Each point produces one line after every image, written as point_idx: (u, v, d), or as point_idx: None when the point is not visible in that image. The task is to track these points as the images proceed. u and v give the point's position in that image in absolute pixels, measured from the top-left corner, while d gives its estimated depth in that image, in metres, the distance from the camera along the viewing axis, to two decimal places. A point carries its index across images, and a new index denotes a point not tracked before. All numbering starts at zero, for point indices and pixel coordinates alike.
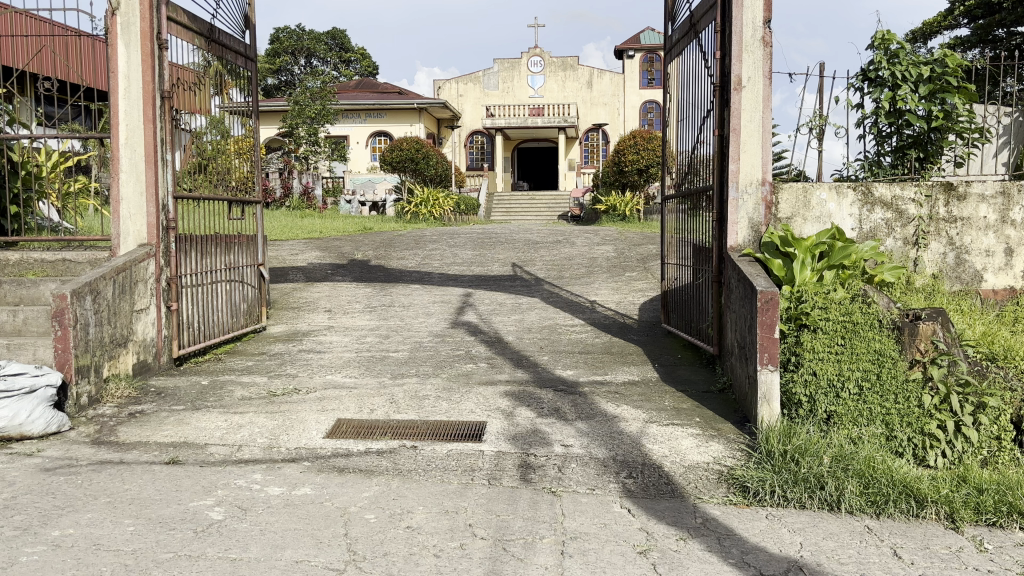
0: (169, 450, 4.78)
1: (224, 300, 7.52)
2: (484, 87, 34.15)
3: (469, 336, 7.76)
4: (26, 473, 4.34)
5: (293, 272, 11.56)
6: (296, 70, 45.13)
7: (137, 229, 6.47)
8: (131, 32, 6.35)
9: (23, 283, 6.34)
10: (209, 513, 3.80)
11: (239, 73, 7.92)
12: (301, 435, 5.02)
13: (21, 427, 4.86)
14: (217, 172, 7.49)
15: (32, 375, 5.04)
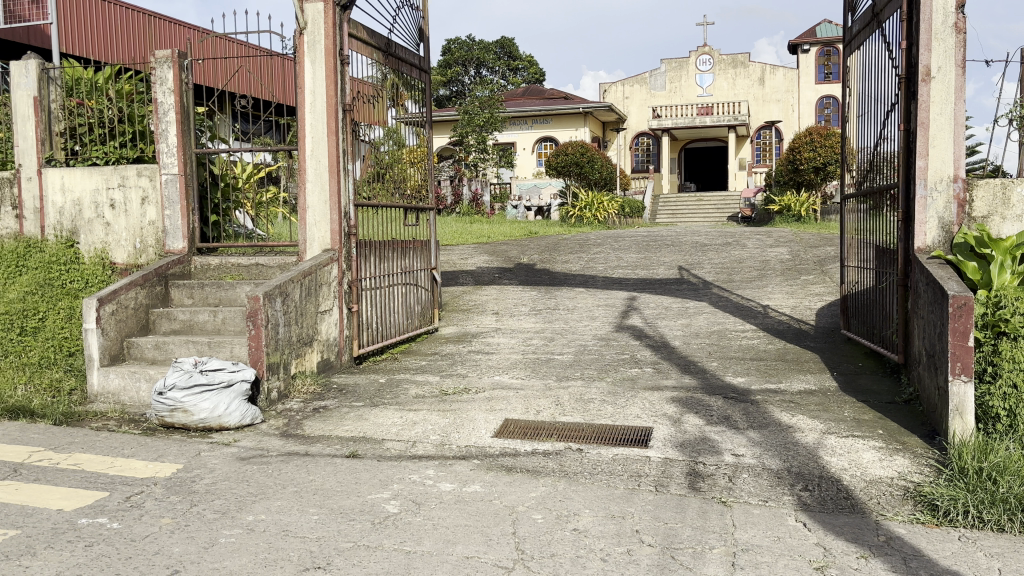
0: (349, 444, 5.05)
1: (399, 302, 7.85)
2: (651, 88, 33.79)
3: (635, 340, 7.70)
4: (225, 461, 4.72)
5: (462, 275, 11.90)
6: (466, 80, 46.44)
7: (321, 235, 6.90)
8: (317, 49, 6.78)
9: (222, 286, 6.87)
10: (386, 506, 3.97)
11: (414, 85, 8.27)
12: (470, 433, 5.16)
13: (221, 417, 5.28)
14: (393, 180, 7.85)
15: (229, 371, 5.44)
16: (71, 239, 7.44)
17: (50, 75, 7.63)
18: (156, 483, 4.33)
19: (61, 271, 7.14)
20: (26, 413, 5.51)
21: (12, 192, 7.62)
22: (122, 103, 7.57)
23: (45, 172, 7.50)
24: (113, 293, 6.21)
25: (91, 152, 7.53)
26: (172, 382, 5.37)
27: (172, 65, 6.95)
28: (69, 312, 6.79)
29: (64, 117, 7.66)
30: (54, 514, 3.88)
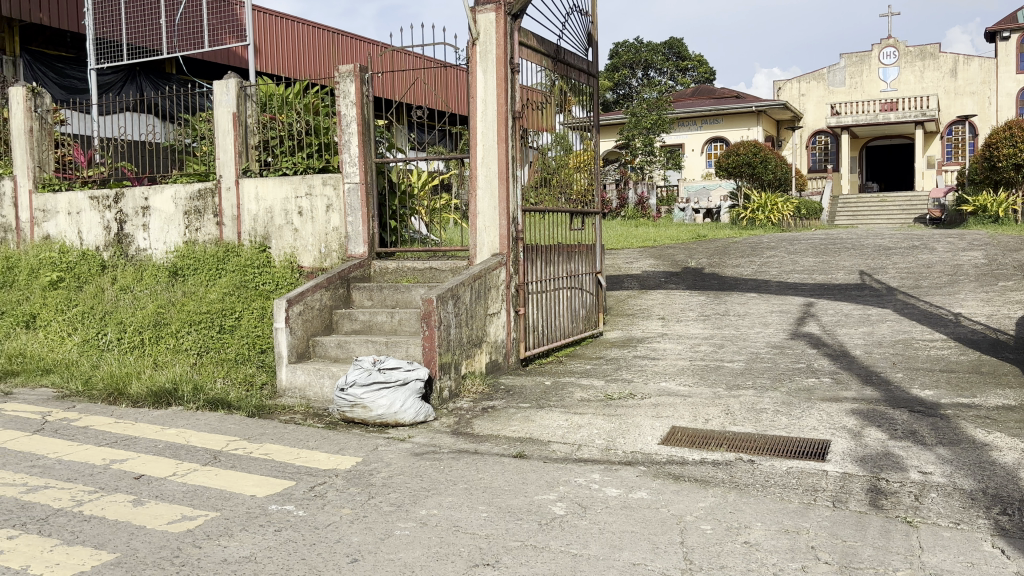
0: (517, 444, 5.14)
1: (565, 305, 7.93)
2: (829, 85, 32.26)
3: (812, 348, 7.37)
4: (400, 456, 4.93)
5: (629, 279, 11.83)
6: (634, 83, 46.09)
7: (491, 240, 7.07)
8: (489, 59, 6.95)
9: (398, 288, 7.18)
10: (552, 508, 4.01)
11: (582, 90, 8.32)
12: (636, 439, 5.12)
13: (397, 414, 5.52)
14: (559, 185, 7.92)
15: (404, 369, 5.69)
16: (264, 244, 8.01)
17: (247, 92, 8.22)
18: (337, 475, 4.57)
19: (254, 274, 7.74)
20: (224, 404, 5.98)
21: (214, 202, 8.25)
22: (310, 117, 8.08)
23: (242, 182, 8.10)
24: (300, 295, 6.62)
25: (282, 163, 8.07)
26: (353, 379, 5.66)
27: (355, 78, 7.36)
28: (261, 312, 7.26)
29: (259, 131, 8.25)
30: (248, 499, 4.19)
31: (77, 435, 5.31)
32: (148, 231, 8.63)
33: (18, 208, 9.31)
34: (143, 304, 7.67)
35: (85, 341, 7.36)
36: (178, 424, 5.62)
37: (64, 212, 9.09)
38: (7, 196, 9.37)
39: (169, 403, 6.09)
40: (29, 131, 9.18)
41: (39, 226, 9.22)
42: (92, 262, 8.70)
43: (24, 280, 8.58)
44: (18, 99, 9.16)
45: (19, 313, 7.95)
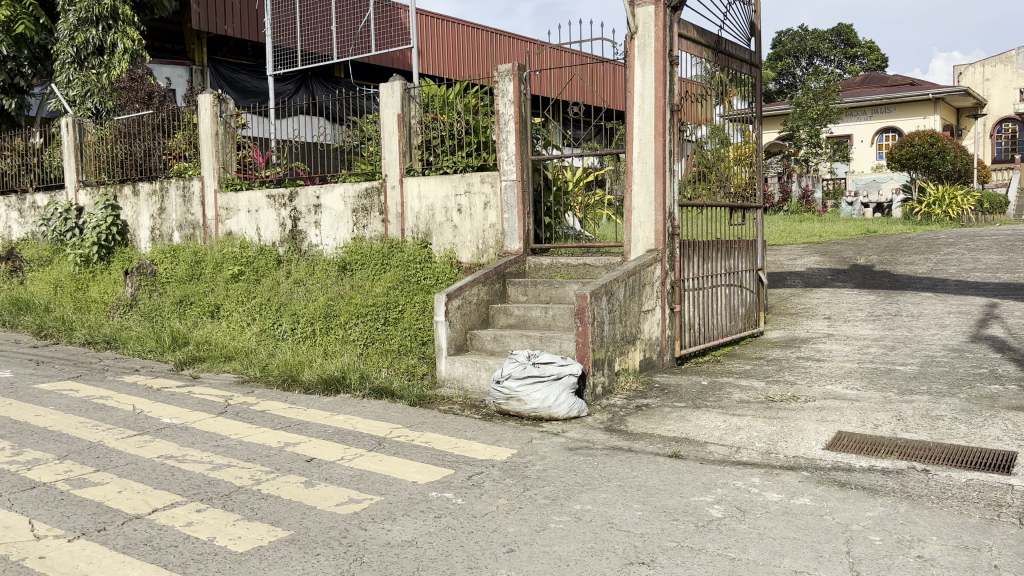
0: (672, 444, 5.07)
1: (723, 303, 7.75)
2: (1018, 68, 29.87)
3: (995, 353, 6.84)
4: (555, 450, 4.97)
5: (792, 277, 11.40)
6: (798, 72, 44.25)
7: (646, 236, 6.99)
8: (647, 52, 6.87)
9: (553, 284, 7.22)
10: (710, 510, 3.93)
11: (742, 80, 8.10)
12: (799, 443, 4.93)
13: (551, 408, 5.57)
14: (718, 178, 7.73)
15: (558, 364, 5.75)
16: (425, 240, 8.27)
17: (411, 93, 8.53)
18: (493, 466, 4.67)
19: (416, 269, 8.02)
20: (388, 393, 6.25)
21: (380, 200, 8.59)
22: (469, 116, 8.27)
23: (406, 181, 8.39)
24: (459, 289, 6.79)
25: (443, 162, 8.31)
26: (508, 372, 5.76)
27: (513, 77, 7.48)
28: (423, 306, 7.51)
29: (421, 131, 8.52)
30: (410, 485, 4.36)
31: (256, 418, 5.70)
32: (319, 227, 9.11)
33: (205, 207, 10.04)
34: (315, 297, 8.11)
35: (263, 331, 7.90)
36: (345, 410, 5.92)
37: (245, 210, 9.71)
38: (196, 195, 10.12)
39: (338, 390, 6.42)
40: (216, 135, 9.88)
41: (222, 223, 9.91)
42: (269, 256, 9.28)
43: (210, 273, 9.28)
44: (206, 105, 9.86)
45: (205, 304, 8.63)
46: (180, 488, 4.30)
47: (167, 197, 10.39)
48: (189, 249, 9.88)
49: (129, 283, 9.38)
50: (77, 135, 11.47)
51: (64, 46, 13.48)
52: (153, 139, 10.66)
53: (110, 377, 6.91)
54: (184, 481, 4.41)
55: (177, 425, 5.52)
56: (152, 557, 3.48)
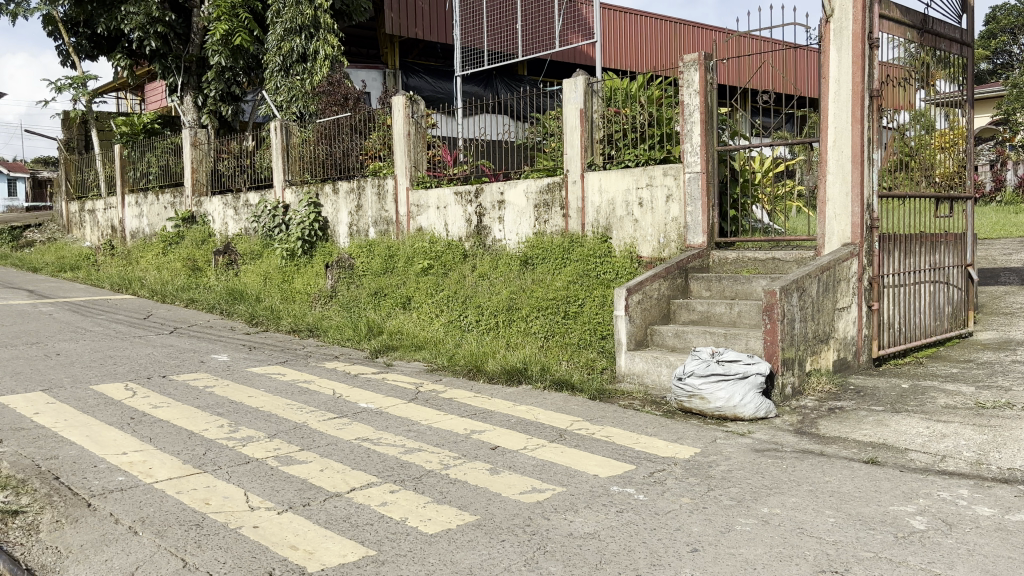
0: (869, 449, 4.79)
1: (926, 301, 7.25)
2: None
3: None
4: (740, 451, 4.83)
5: (1007, 273, 10.45)
6: (1015, 50, 40.51)
7: (841, 229, 6.63)
8: (844, 35, 6.51)
9: (738, 279, 7.01)
10: (911, 521, 3.69)
11: (948, 61, 7.52)
12: (1015, 455, 4.53)
13: (736, 408, 5.42)
14: (922, 167, 7.22)
15: (744, 363, 5.58)
16: (606, 235, 8.26)
17: (594, 88, 8.55)
18: (676, 464, 4.61)
19: (596, 264, 8.04)
20: (569, 386, 6.31)
21: (561, 195, 8.68)
22: (653, 108, 8.18)
23: (587, 175, 8.42)
24: (640, 284, 6.74)
25: (625, 156, 8.25)
26: (691, 369, 5.66)
27: (698, 67, 7.32)
28: (602, 300, 7.50)
29: (603, 125, 8.51)
30: (592, 479, 4.38)
31: (443, 406, 5.93)
32: (503, 223, 9.32)
33: (397, 203, 10.54)
34: (499, 290, 8.32)
35: (450, 322, 8.21)
36: (528, 401, 6.04)
37: (434, 206, 10.09)
38: (389, 193, 10.63)
39: (520, 381, 6.56)
40: (407, 135, 10.32)
41: (413, 219, 10.36)
42: (456, 250, 9.60)
43: (401, 266, 9.74)
44: (399, 107, 10.31)
45: (397, 296, 9.08)
46: (375, 469, 4.55)
47: (364, 194, 10.98)
48: (383, 243, 10.40)
49: (330, 276, 10.01)
50: (284, 137, 12.34)
51: (273, 56, 14.59)
52: (351, 139, 11.29)
53: (312, 362, 7.42)
54: (379, 463, 4.66)
55: (372, 409, 5.84)
56: (351, 533, 3.70)
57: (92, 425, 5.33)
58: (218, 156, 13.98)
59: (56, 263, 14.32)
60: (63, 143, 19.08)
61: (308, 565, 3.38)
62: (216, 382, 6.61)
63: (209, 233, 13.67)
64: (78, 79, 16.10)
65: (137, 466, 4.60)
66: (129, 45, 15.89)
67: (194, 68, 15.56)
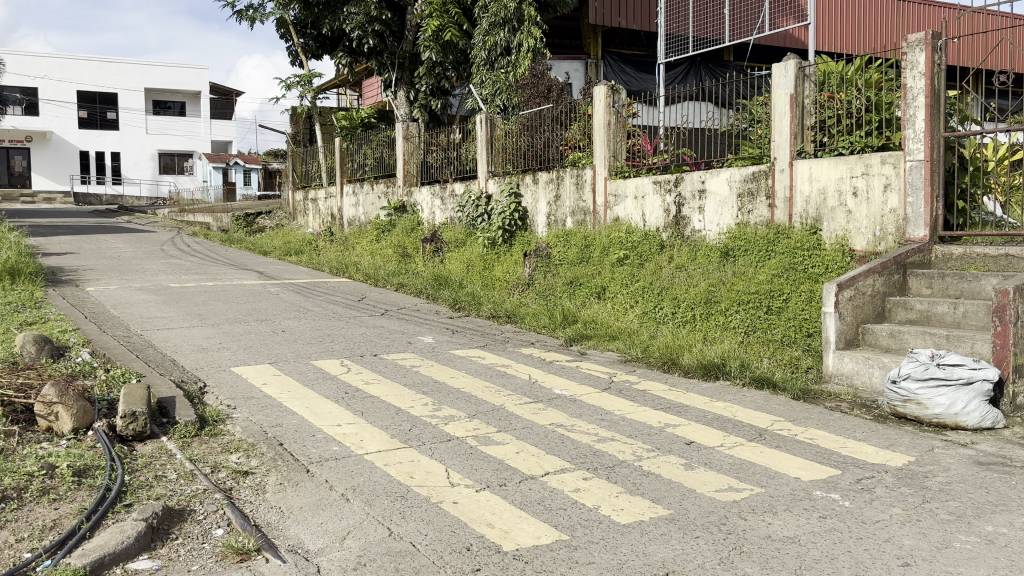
0: None
1: None
2: None
3: None
4: (962, 462, 4.46)
5: None
6: None
7: None
8: None
9: (964, 278, 6.43)
10: None
11: None
12: None
13: (958, 416, 5.02)
14: None
15: (969, 368, 5.14)
16: (816, 226, 7.85)
17: (806, 72, 8.15)
18: (887, 471, 4.33)
19: (803, 257, 7.69)
20: (769, 384, 6.10)
21: (766, 184, 8.34)
22: (871, 92, 7.68)
23: (796, 164, 8.04)
24: (852, 279, 6.36)
25: (838, 143, 7.80)
26: (907, 371, 5.28)
27: (925, 46, 6.80)
28: (809, 295, 7.16)
29: (815, 111, 8.10)
30: (793, 481, 4.20)
31: (638, 397, 5.90)
32: (704, 213, 9.09)
33: (596, 193, 10.56)
34: (697, 282, 8.16)
35: (645, 314, 8.14)
36: (725, 397, 5.89)
37: (632, 196, 10.02)
38: (588, 183, 10.68)
39: (717, 376, 6.42)
40: (608, 124, 10.29)
41: (611, 208, 10.34)
42: (653, 241, 9.48)
43: (598, 257, 9.77)
44: (601, 96, 10.30)
45: (593, 285, 9.13)
46: (569, 456, 4.61)
47: (563, 184, 11.09)
48: (580, 233, 10.45)
49: (528, 265, 10.21)
50: (489, 129, 12.68)
51: (479, 50, 15.04)
52: (552, 129, 11.44)
53: (510, 348, 7.62)
54: (573, 450, 4.72)
55: (567, 396, 5.92)
56: (545, 516, 3.78)
57: (311, 397, 5.77)
58: (427, 148, 14.64)
59: (283, 247, 15.60)
60: (291, 137, 20.71)
61: (504, 544, 3.49)
62: (422, 362, 6.95)
63: (417, 221, 14.35)
64: (304, 76, 17.39)
65: (350, 437, 4.93)
66: (350, 43, 16.98)
67: (407, 64, 16.38)
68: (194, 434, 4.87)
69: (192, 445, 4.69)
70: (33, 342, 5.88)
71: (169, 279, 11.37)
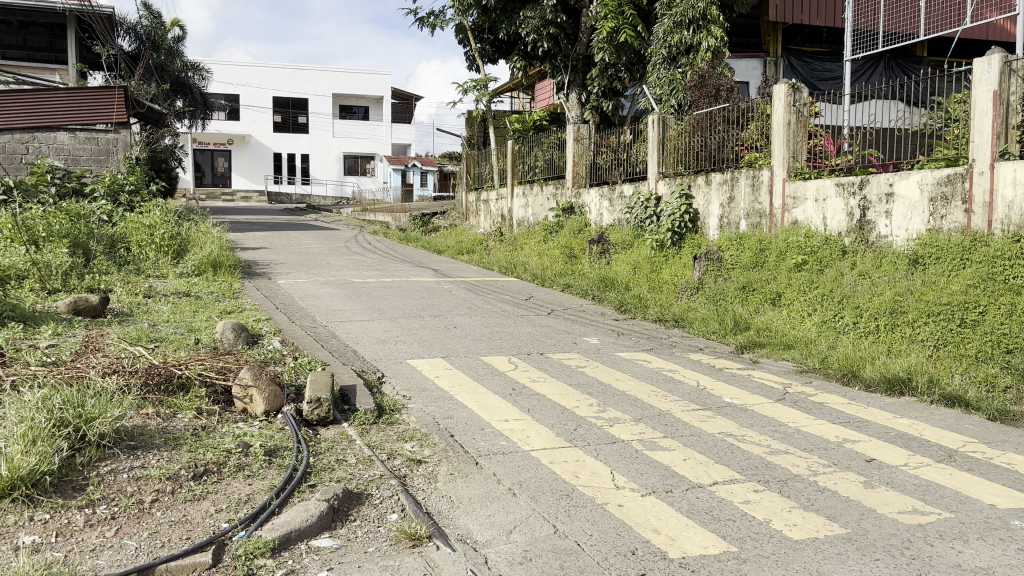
0: None
1: None
2: None
3: None
4: None
5: None
6: None
7: None
8: None
9: None
10: None
11: None
12: None
13: None
14: None
15: None
16: (1020, 234, 7.14)
17: (1012, 67, 7.52)
18: None
19: (1005, 267, 7.02)
20: (962, 402, 5.68)
21: (963, 187, 7.73)
22: None
23: (997, 165, 7.40)
24: None
25: None
26: None
27: None
28: (1010, 308, 6.59)
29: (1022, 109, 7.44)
30: (987, 508, 3.89)
31: (814, 409, 5.65)
32: (891, 217, 8.57)
33: (772, 195, 10.19)
34: (882, 291, 7.71)
35: (824, 323, 7.81)
36: (911, 414, 5.54)
37: (813, 198, 9.58)
38: (764, 185, 10.33)
39: (903, 392, 6.05)
40: (787, 124, 9.88)
41: (789, 211, 9.94)
42: (834, 246, 9.03)
43: (773, 262, 9.44)
44: (780, 95, 9.87)
45: (767, 291, 8.84)
46: (739, 466, 4.49)
47: (737, 186, 10.79)
48: (755, 236, 10.12)
49: (698, 268, 10.01)
50: (661, 130, 12.53)
51: (658, 48, 14.89)
52: (727, 129, 11.14)
53: (678, 353, 7.50)
54: (743, 460, 4.59)
55: (737, 405, 5.76)
56: (712, 526, 3.70)
57: (480, 392, 5.92)
58: (597, 150, 14.67)
59: (455, 246, 16.09)
60: (466, 139, 21.34)
61: (670, 551, 3.44)
62: (588, 363, 6.98)
63: (585, 223, 14.38)
64: (481, 81, 17.84)
65: (518, 433, 5.02)
66: (525, 47, 17.28)
67: (580, 66, 16.47)
68: (373, 422, 5.12)
69: (371, 432, 4.93)
70: (232, 330, 6.37)
71: (351, 275, 12.01)
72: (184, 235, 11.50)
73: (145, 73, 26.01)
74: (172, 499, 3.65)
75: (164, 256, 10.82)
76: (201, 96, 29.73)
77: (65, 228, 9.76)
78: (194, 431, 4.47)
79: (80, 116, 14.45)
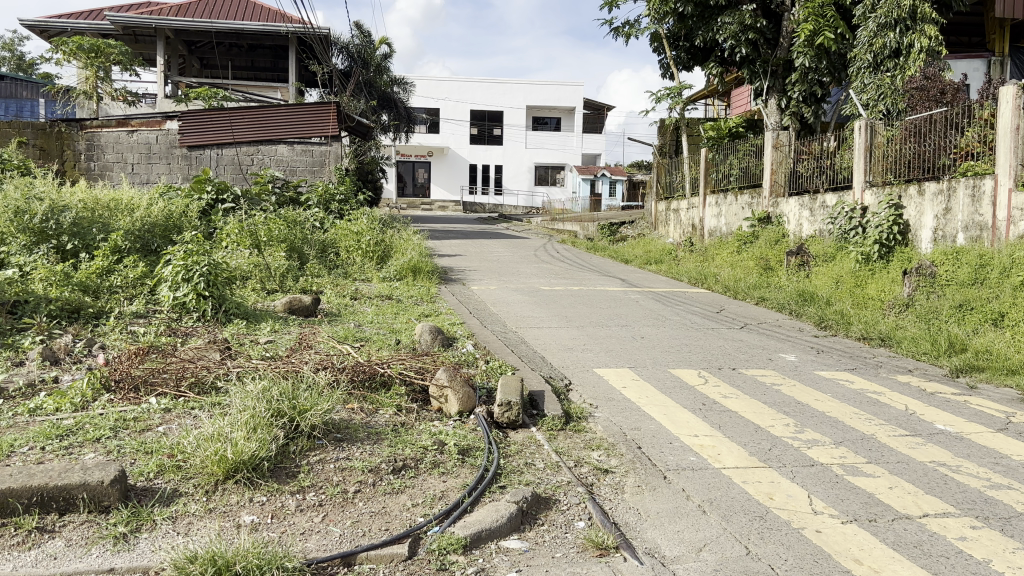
0: None
1: None
2: None
3: None
4: None
5: None
6: None
7: None
8: None
9: None
10: None
11: None
12: None
13: None
14: None
15: None
16: None
17: None
18: None
19: None
20: None
21: None
22: None
23: None
24: None
25: None
26: None
27: None
28: None
29: None
30: None
31: None
32: None
33: (996, 207, 9.33)
34: None
35: None
36: None
37: None
38: (986, 195, 9.49)
39: None
40: (1016, 129, 9.07)
41: (1015, 224, 9.06)
42: None
43: (996, 278, 8.66)
44: (1007, 98, 9.06)
45: (988, 311, 8.13)
46: (954, 499, 4.13)
47: (955, 196, 9.99)
48: (974, 250, 9.31)
49: (908, 283, 9.38)
50: (869, 137, 11.76)
51: (863, 52, 14.08)
52: (943, 135, 10.34)
53: (883, 373, 7.04)
54: (958, 493, 4.22)
55: (951, 433, 5.32)
56: (922, 561, 3.43)
57: (670, 405, 5.83)
58: (798, 157, 14.07)
59: (644, 256, 15.96)
60: (659, 148, 21.15)
61: None
62: (784, 380, 6.69)
63: (783, 233, 13.83)
64: (675, 89, 17.62)
65: (708, 449, 4.90)
66: (722, 53, 16.89)
67: (780, 72, 15.87)
68: (560, 428, 5.17)
69: (558, 438, 4.98)
70: (429, 332, 6.65)
71: (541, 282, 12.21)
72: (387, 242, 12.15)
73: (356, 89, 27.77)
74: (374, 491, 3.85)
75: (370, 260, 11.45)
76: (405, 109, 31.34)
77: (282, 233, 10.59)
78: (394, 426, 4.71)
79: (298, 130, 15.64)
